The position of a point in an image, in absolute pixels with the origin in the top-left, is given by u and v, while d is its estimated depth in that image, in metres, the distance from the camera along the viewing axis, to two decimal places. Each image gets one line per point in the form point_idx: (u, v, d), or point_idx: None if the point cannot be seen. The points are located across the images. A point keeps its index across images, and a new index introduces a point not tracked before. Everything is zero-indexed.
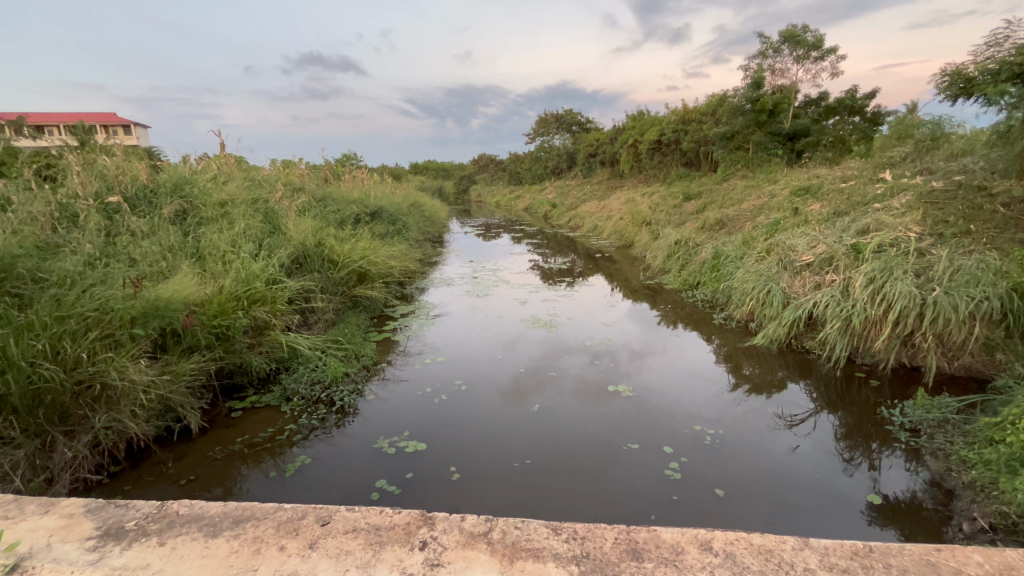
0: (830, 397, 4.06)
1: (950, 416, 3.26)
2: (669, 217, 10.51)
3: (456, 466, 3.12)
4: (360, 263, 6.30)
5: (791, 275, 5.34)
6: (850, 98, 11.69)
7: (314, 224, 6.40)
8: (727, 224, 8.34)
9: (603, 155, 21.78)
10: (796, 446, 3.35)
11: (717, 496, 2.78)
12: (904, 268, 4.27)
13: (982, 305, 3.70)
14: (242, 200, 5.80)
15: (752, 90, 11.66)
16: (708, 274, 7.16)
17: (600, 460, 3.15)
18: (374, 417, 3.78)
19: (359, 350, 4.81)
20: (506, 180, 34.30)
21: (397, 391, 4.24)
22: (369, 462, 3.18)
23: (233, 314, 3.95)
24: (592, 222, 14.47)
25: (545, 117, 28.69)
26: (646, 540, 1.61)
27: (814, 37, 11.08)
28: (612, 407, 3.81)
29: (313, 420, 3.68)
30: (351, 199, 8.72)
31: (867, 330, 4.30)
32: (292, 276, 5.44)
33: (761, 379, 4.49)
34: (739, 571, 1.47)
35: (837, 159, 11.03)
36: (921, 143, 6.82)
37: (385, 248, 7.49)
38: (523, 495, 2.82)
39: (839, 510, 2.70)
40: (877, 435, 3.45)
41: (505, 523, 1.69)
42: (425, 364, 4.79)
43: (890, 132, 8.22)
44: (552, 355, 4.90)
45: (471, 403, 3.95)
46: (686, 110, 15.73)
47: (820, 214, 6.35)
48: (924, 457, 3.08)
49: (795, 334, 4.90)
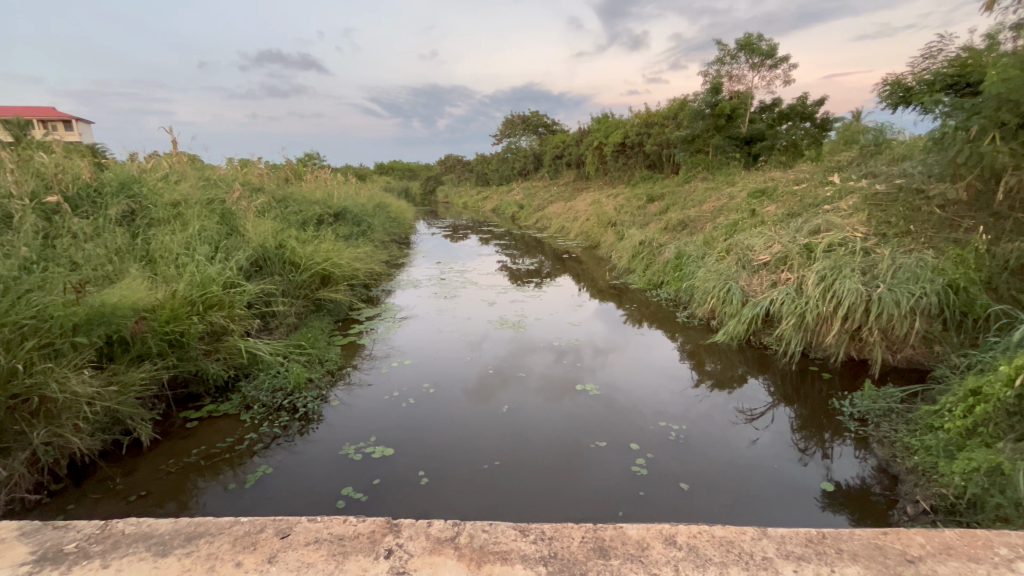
0: (785, 391, 4.24)
1: (894, 406, 3.47)
2: (634, 218, 10.72)
3: (424, 471, 3.08)
4: (323, 266, 6.14)
5: (749, 274, 5.56)
6: (802, 104, 12.19)
7: (275, 226, 6.17)
8: (688, 224, 8.57)
9: (569, 156, 22.01)
10: (756, 439, 3.48)
11: (682, 489, 2.86)
12: (852, 267, 4.52)
13: (923, 300, 3.97)
14: (196, 201, 5.53)
15: (711, 95, 11.99)
16: (671, 274, 7.34)
17: (569, 459, 3.17)
18: (339, 422, 3.70)
19: (323, 354, 4.70)
20: (473, 181, 34.20)
21: (363, 395, 4.16)
22: (333, 469, 3.11)
23: (187, 319, 3.77)
24: (559, 223, 14.61)
25: (512, 119, 28.77)
26: (613, 537, 1.60)
27: (768, 46, 11.55)
28: (578, 406, 3.86)
29: (275, 428, 3.55)
30: (313, 200, 8.48)
31: (820, 325, 4.51)
32: (251, 279, 5.25)
33: (722, 375, 4.64)
34: (702, 564, 1.47)
35: (791, 162, 11.53)
36: (866, 149, 7.22)
37: (350, 250, 7.32)
38: (492, 497, 2.82)
39: (797, 498, 2.82)
40: (829, 426, 3.62)
41: (474, 526, 1.67)
42: (391, 368, 4.71)
43: (838, 138, 8.66)
44: (519, 354, 4.92)
45: (438, 406, 3.91)
46: (648, 113, 16.08)
47: (776, 215, 6.63)
48: (872, 445, 3.26)
49: (753, 331, 5.09)
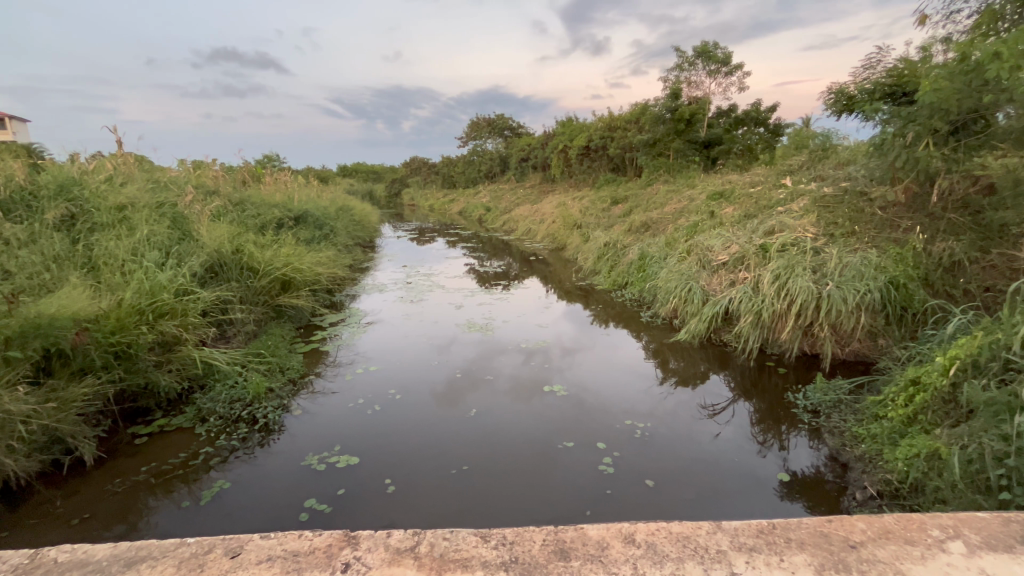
0: (744, 385, 4.40)
1: (844, 398, 3.66)
2: (599, 220, 10.89)
3: (391, 478, 3.03)
4: (284, 271, 5.95)
5: (709, 274, 5.74)
6: (756, 110, 12.70)
7: (231, 230, 5.93)
8: (651, 226, 8.78)
9: (534, 159, 22.15)
10: (718, 434, 3.58)
11: (648, 486, 2.91)
12: (803, 266, 4.73)
13: (868, 296, 4.20)
14: (145, 204, 5.25)
15: (671, 100, 12.35)
16: (635, 274, 7.50)
17: (538, 460, 3.19)
18: (302, 432, 3.59)
19: (285, 362, 4.54)
20: (439, 183, 33.95)
21: (327, 403, 4.05)
22: (295, 481, 3.02)
23: (135, 329, 3.56)
24: (525, 226, 14.67)
25: (477, 121, 28.73)
26: (574, 538, 1.52)
27: (724, 54, 11.98)
28: (547, 407, 3.88)
29: (233, 440, 3.41)
30: (272, 203, 8.21)
31: (776, 322, 4.70)
32: (206, 286, 5.03)
33: (685, 372, 4.77)
34: (659, 561, 1.40)
35: (746, 166, 11.99)
36: (815, 153, 7.59)
37: (311, 255, 7.11)
38: (462, 502, 2.79)
39: (756, 489, 2.92)
40: (785, 418, 3.77)
41: (434, 535, 1.61)
42: (357, 374, 4.61)
43: (790, 142, 9.06)
44: (487, 357, 4.91)
45: (406, 412, 3.85)
46: (611, 117, 16.38)
47: (733, 217, 6.87)
48: (823, 435, 3.42)
49: (714, 329, 5.26)
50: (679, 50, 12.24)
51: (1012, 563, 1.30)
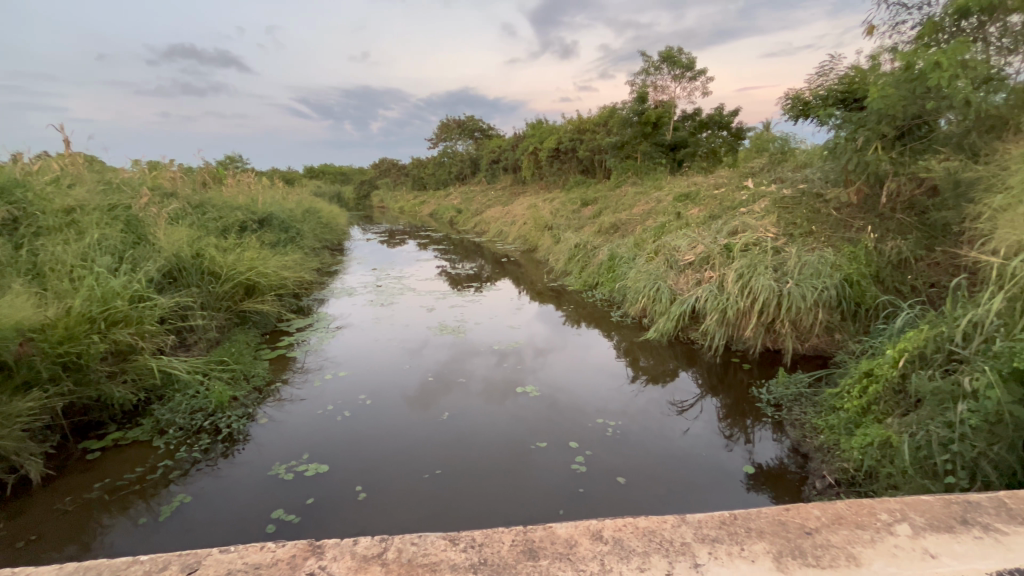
0: (711, 382, 4.52)
1: (804, 391, 3.81)
2: (569, 222, 10.99)
3: (362, 485, 2.97)
4: (247, 276, 5.75)
5: (676, 274, 5.87)
6: (719, 114, 13.09)
7: (190, 233, 5.70)
8: (620, 227, 8.91)
9: (505, 161, 22.19)
10: (687, 429, 3.67)
11: (620, 484, 2.95)
12: (765, 264, 4.90)
13: (825, 293, 4.38)
14: (95, 206, 4.98)
15: (638, 103, 12.61)
16: (605, 275, 7.60)
17: (511, 461, 3.18)
18: (269, 441, 3.48)
19: (249, 370, 4.40)
20: (409, 185, 33.57)
21: (294, 411, 3.94)
22: (261, 492, 2.92)
23: (86, 338, 3.37)
24: (497, 227, 14.67)
25: (447, 123, 28.57)
26: (542, 538, 1.45)
27: (688, 59, 12.31)
28: (520, 408, 3.88)
29: (195, 452, 3.27)
30: (234, 206, 7.93)
31: (740, 319, 4.85)
32: (164, 291, 4.81)
33: (655, 370, 4.87)
34: (627, 555, 1.32)
35: (710, 168, 12.33)
36: (775, 157, 7.88)
37: (277, 258, 6.91)
38: (435, 507, 2.76)
39: (723, 482, 3.01)
40: (750, 412, 3.89)
41: (402, 540, 1.52)
42: (325, 380, 4.50)
43: (751, 146, 9.37)
44: (459, 359, 4.88)
45: (377, 417, 3.79)
46: (581, 120, 16.58)
47: (698, 218, 7.05)
48: (785, 427, 3.55)
49: (681, 327, 5.39)
50: (645, 55, 12.51)
51: (955, 542, 1.31)
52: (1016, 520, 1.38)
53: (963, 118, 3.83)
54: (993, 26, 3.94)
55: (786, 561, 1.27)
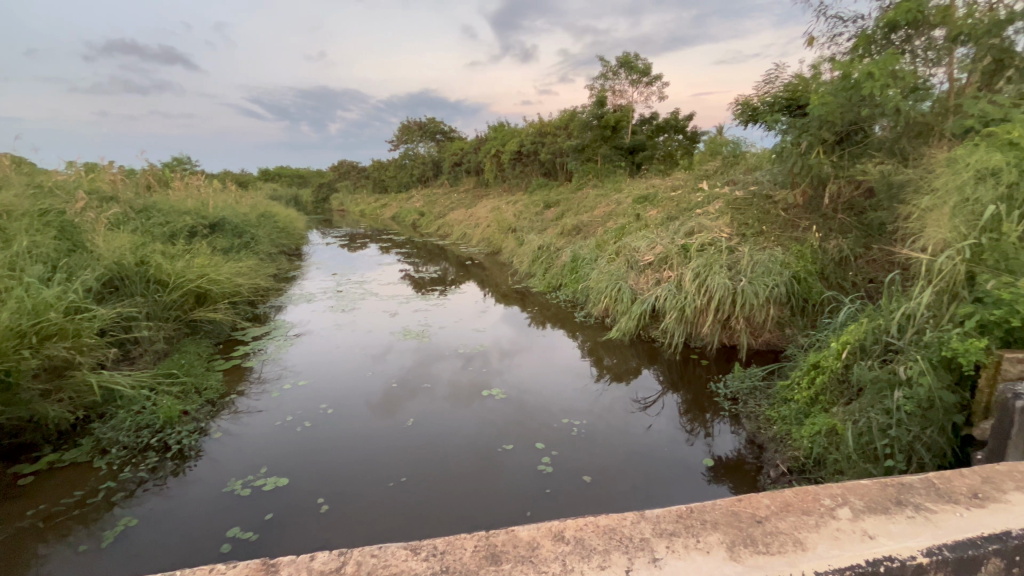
0: (672, 378, 4.66)
1: (757, 384, 3.99)
2: (532, 223, 11.06)
3: (324, 498, 2.88)
4: (198, 283, 5.46)
5: (637, 274, 6.01)
6: (675, 118, 13.48)
7: (133, 239, 5.37)
8: (582, 229, 9.05)
9: (467, 164, 22.12)
10: (650, 426, 3.76)
11: (585, 482, 2.99)
12: (720, 264, 5.08)
13: (775, 290, 4.60)
14: (25, 212, 4.60)
15: (597, 107, 12.85)
16: (569, 276, 7.70)
17: (478, 465, 3.17)
18: (224, 456, 3.33)
19: (201, 382, 4.19)
20: (369, 187, 32.93)
21: (251, 423, 3.79)
22: (216, 510, 2.79)
23: (16, 354, 3.06)
24: (460, 230, 14.58)
25: (409, 125, 28.21)
26: (504, 541, 1.41)
27: (644, 65, 12.65)
28: (486, 411, 3.87)
29: (141, 472, 3.09)
30: (182, 210, 7.54)
31: (698, 317, 5.02)
32: (104, 302, 4.51)
33: (618, 369, 4.97)
34: (587, 554, 1.32)
35: (668, 170, 12.69)
36: (727, 159, 8.20)
37: (230, 264, 6.60)
38: (400, 515, 2.71)
39: (685, 476, 3.10)
40: (709, 406, 4.03)
41: (361, 552, 1.43)
42: (284, 390, 4.34)
43: (706, 149, 9.71)
44: (424, 363, 4.82)
45: (339, 426, 3.68)
46: (542, 123, 16.74)
47: (657, 219, 7.25)
48: (742, 420, 3.69)
49: (643, 326, 5.52)
50: (604, 60, 12.76)
51: (890, 523, 1.39)
52: (943, 499, 1.49)
53: (895, 125, 4.15)
54: (919, 39, 4.25)
55: (739, 549, 1.32)
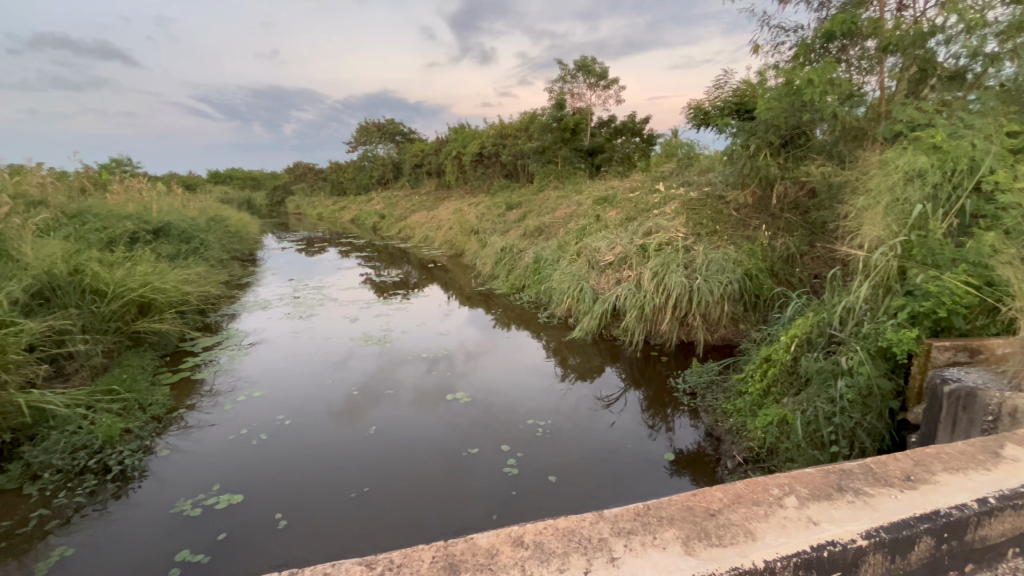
0: (634, 375, 4.75)
1: (714, 378, 4.12)
2: (495, 225, 11.05)
3: (282, 513, 2.76)
4: (140, 292, 5.12)
5: (598, 274, 6.11)
6: (632, 121, 13.79)
7: (66, 246, 4.97)
8: (544, 230, 9.12)
9: (428, 166, 21.88)
10: (613, 423, 3.82)
11: (550, 481, 3.01)
12: (677, 262, 5.23)
13: (729, 287, 4.78)
14: None
15: (556, 110, 13.00)
16: (531, 277, 7.74)
17: (443, 471, 3.12)
18: (172, 475, 3.14)
19: (145, 398, 3.93)
20: (327, 190, 32.03)
21: (202, 438, 3.59)
22: (164, 533, 2.62)
23: None
24: (422, 233, 14.40)
25: (367, 126, 27.63)
26: (463, 550, 1.38)
27: (601, 69, 12.89)
28: (450, 415, 3.82)
29: (77, 497, 2.86)
30: (122, 215, 7.07)
31: (657, 315, 5.13)
32: (32, 315, 4.15)
33: (582, 368, 5.02)
34: (546, 559, 1.31)
35: (626, 172, 12.97)
36: (682, 161, 8.45)
37: (176, 272, 6.24)
38: (363, 526, 2.64)
39: (647, 470, 3.16)
40: (669, 401, 4.13)
41: (314, 571, 1.34)
42: (237, 403, 4.14)
43: (662, 151, 9.98)
44: (386, 369, 4.71)
45: (297, 438, 3.55)
46: (503, 125, 16.77)
47: (616, 220, 7.38)
48: (700, 413, 3.81)
49: (604, 325, 5.61)
50: (562, 63, 12.91)
51: (833, 509, 1.46)
52: (880, 482, 1.58)
53: (833, 129, 4.39)
54: (853, 49, 4.52)
55: (693, 543, 1.35)
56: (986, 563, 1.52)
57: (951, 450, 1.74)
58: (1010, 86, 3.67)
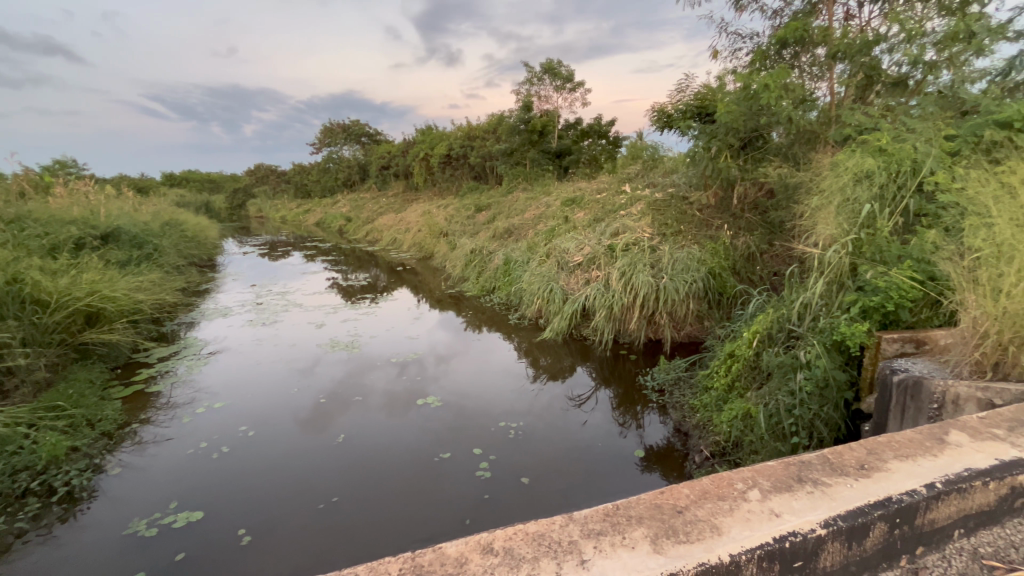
0: (604, 373, 4.81)
1: (681, 374, 4.21)
2: (464, 227, 10.99)
3: (245, 529, 2.66)
4: (88, 301, 4.83)
5: (567, 274, 6.15)
6: (598, 124, 13.99)
7: (3, 254, 4.64)
8: (514, 232, 9.13)
9: (396, 167, 21.58)
10: (584, 422, 3.85)
11: (523, 483, 3.00)
12: (643, 262, 5.32)
13: (694, 285, 4.90)
14: None
15: (524, 112, 13.06)
16: (502, 279, 7.73)
17: (414, 477, 3.07)
18: (125, 494, 2.97)
19: (94, 413, 3.71)
20: (291, 192, 31.15)
21: (158, 453, 3.42)
22: (116, 556, 2.48)
23: None
24: (391, 235, 14.19)
25: (331, 127, 27.01)
26: (431, 560, 1.35)
27: (567, 72, 13.02)
28: (422, 420, 3.76)
29: (18, 522, 2.66)
30: (67, 220, 6.66)
31: (625, 314, 5.21)
32: None
33: (553, 368, 5.05)
34: (515, 565, 1.30)
35: (593, 173, 13.14)
36: (647, 163, 8.62)
37: (128, 279, 5.92)
38: (331, 538, 2.57)
39: (619, 468, 3.19)
40: (638, 399, 4.19)
41: None
42: (196, 415, 3.96)
43: (627, 153, 10.15)
44: (355, 375, 4.60)
45: (262, 449, 3.42)
46: (470, 126, 16.71)
47: (584, 221, 7.46)
48: (668, 410, 3.88)
49: (575, 325, 5.65)
50: (529, 65, 12.97)
51: (793, 500, 1.51)
52: (837, 472, 1.64)
53: (788, 132, 4.56)
54: (805, 56, 4.72)
55: (661, 541, 1.36)
56: (935, 545, 1.59)
57: (900, 438, 1.82)
58: (946, 93, 3.91)
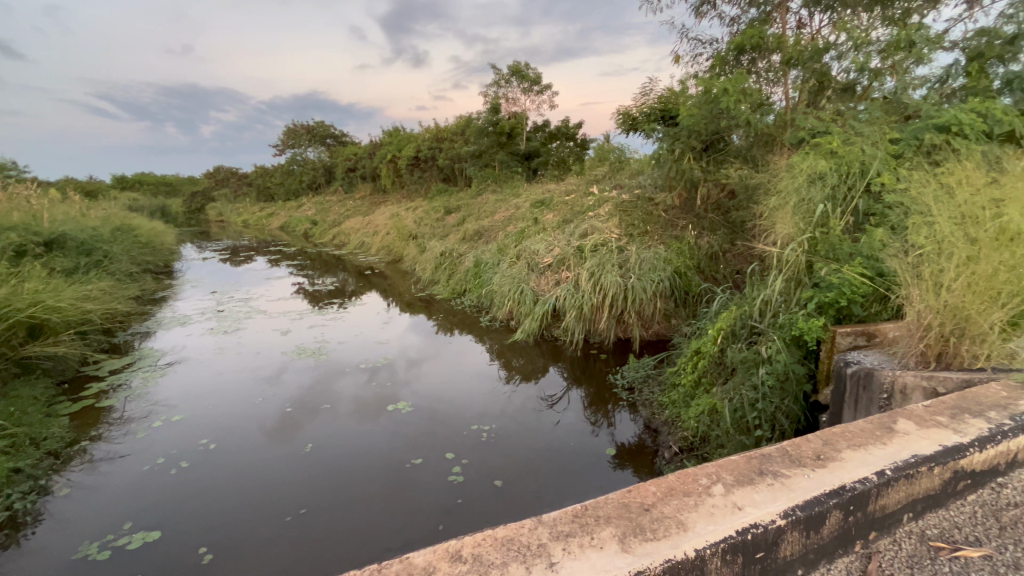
0: (575, 373, 4.84)
1: (650, 372, 4.29)
2: (434, 230, 10.88)
3: (207, 546, 2.54)
4: (31, 312, 4.52)
5: (537, 275, 6.17)
6: (566, 126, 14.13)
7: None
8: (484, 234, 9.10)
9: (363, 170, 21.19)
10: (556, 422, 3.87)
11: (496, 486, 2.98)
12: (611, 262, 5.40)
13: (661, 285, 5.02)
14: None
15: (491, 114, 13.07)
16: (472, 281, 7.69)
17: (385, 484, 3.01)
18: (75, 516, 2.80)
19: (38, 432, 3.48)
20: (253, 195, 30.15)
21: (112, 471, 3.23)
22: None
23: None
24: (358, 239, 13.92)
25: (294, 128, 26.30)
26: (399, 571, 1.32)
27: (534, 74, 13.11)
28: (393, 426, 3.69)
29: None
30: (6, 225, 6.24)
31: (595, 314, 5.27)
32: None
33: (524, 370, 5.05)
34: (484, 571, 1.29)
35: (562, 175, 13.25)
36: (614, 165, 8.75)
37: (75, 288, 5.59)
38: (299, 552, 2.49)
39: (591, 466, 3.22)
40: (609, 397, 4.24)
41: None
42: (152, 429, 3.76)
43: (595, 155, 10.28)
44: (323, 382, 4.48)
45: (224, 462, 3.28)
46: (439, 128, 16.60)
47: (553, 222, 7.51)
48: (638, 407, 3.94)
49: (546, 325, 5.67)
50: (496, 67, 12.98)
51: (754, 493, 1.55)
52: (795, 463, 1.70)
53: (747, 135, 4.72)
54: (762, 62, 4.90)
55: (629, 540, 1.38)
56: (886, 529, 1.66)
57: (854, 428, 1.90)
58: (891, 98, 4.13)
